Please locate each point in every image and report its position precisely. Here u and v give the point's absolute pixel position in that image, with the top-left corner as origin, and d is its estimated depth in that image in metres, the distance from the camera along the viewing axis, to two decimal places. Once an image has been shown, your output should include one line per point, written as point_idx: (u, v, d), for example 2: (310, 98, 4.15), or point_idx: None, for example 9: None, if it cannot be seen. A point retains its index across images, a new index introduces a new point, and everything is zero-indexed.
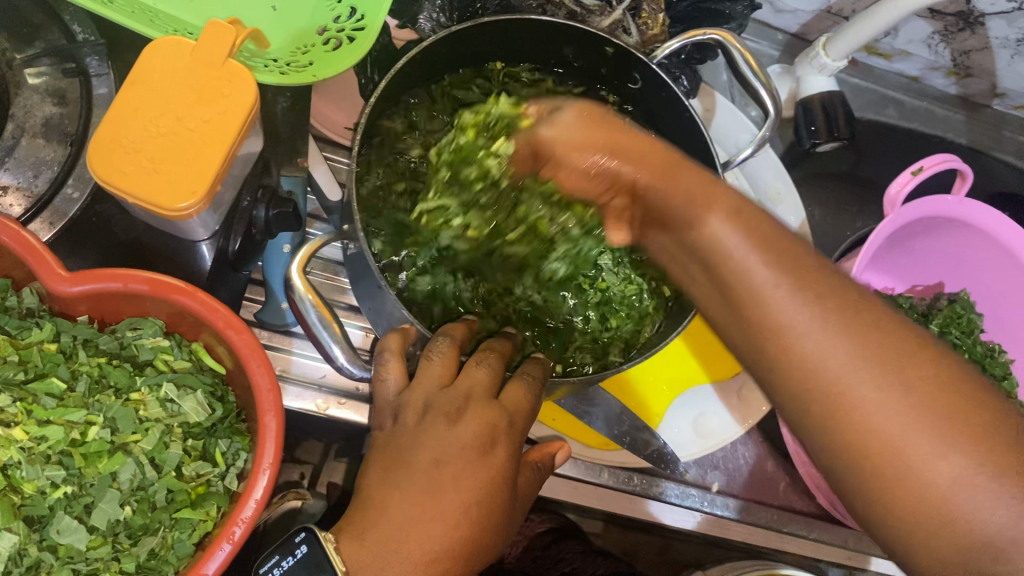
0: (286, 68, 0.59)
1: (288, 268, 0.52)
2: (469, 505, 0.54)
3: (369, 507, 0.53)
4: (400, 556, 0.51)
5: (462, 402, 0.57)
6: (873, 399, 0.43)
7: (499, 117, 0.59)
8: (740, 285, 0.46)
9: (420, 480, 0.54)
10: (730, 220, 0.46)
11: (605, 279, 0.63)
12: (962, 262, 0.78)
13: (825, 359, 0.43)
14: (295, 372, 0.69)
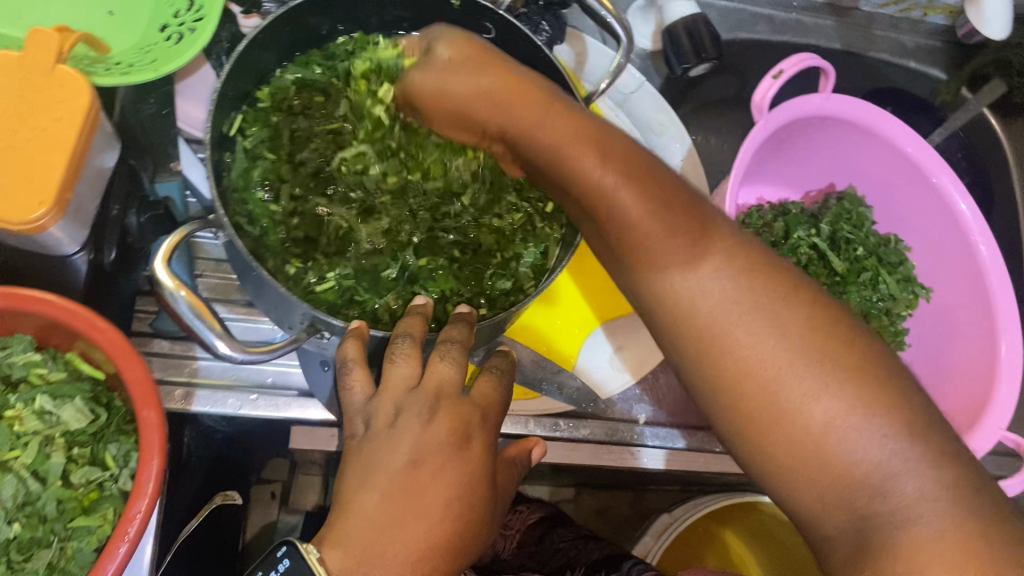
0: (127, 69, 0.58)
1: (151, 263, 0.52)
2: (450, 502, 0.53)
3: (342, 511, 0.52)
4: (387, 558, 0.50)
5: (432, 401, 0.56)
6: (740, 324, 0.48)
7: (383, 61, 0.66)
8: (630, 241, 0.50)
9: (400, 482, 0.52)
10: (601, 160, 0.50)
11: (493, 214, 0.65)
12: (845, 162, 0.82)
13: (729, 315, 0.48)
14: (203, 376, 0.69)
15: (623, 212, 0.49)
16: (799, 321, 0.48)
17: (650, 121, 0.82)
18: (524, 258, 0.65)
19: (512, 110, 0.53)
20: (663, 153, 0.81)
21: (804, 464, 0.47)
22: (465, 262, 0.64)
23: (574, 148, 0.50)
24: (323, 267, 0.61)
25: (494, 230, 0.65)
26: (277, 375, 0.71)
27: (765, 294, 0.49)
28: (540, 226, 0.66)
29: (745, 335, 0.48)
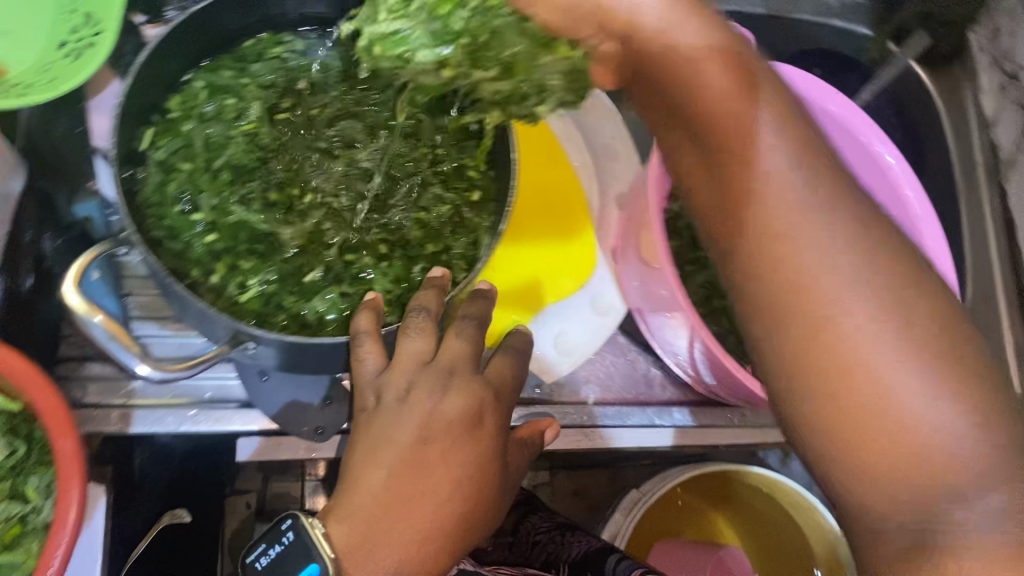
0: (23, 88, 0.57)
1: (60, 287, 0.51)
2: (454, 484, 0.60)
3: (352, 483, 0.59)
4: (391, 535, 0.57)
5: (447, 375, 0.62)
6: (849, 297, 0.47)
7: None
8: (741, 181, 0.50)
9: (405, 459, 0.59)
10: (771, 109, 0.50)
11: (420, 206, 0.64)
12: None
13: (828, 269, 0.47)
14: (141, 397, 0.68)
15: (799, 139, 0.50)
16: (889, 305, 0.47)
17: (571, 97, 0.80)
18: (454, 250, 0.64)
19: (643, 21, 0.51)
20: (592, 131, 0.80)
21: (892, 463, 0.46)
22: (393, 259, 0.63)
23: (704, 60, 0.50)
24: (244, 277, 0.60)
25: (421, 224, 0.64)
26: (217, 389, 0.70)
27: (876, 275, 0.47)
28: (469, 216, 0.65)
29: (846, 317, 0.47)
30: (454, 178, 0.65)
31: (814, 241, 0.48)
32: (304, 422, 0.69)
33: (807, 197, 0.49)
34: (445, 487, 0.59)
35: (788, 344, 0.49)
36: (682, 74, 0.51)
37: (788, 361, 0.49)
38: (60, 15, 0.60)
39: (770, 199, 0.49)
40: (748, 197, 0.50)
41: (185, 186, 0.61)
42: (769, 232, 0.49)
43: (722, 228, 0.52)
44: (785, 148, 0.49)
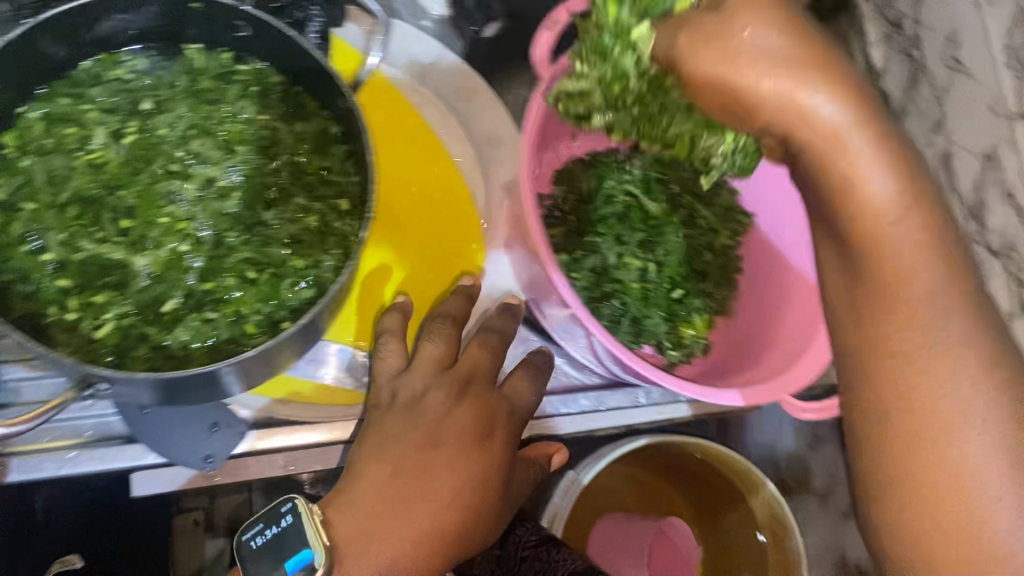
0: None
1: None
2: (458, 491, 0.61)
3: (352, 475, 0.60)
4: (387, 533, 0.57)
5: (465, 382, 0.66)
6: (943, 397, 0.47)
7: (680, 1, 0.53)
8: (873, 253, 0.46)
9: (410, 461, 0.61)
10: (886, 173, 0.44)
11: (284, 220, 0.62)
12: None
13: (941, 331, 0.47)
14: (19, 444, 0.65)
15: (925, 223, 0.46)
16: (992, 401, 0.47)
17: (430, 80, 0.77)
18: (324, 263, 0.60)
19: (796, 124, 0.44)
20: (474, 119, 0.77)
21: (952, 560, 0.47)
22: (259, 281, 0.60)
23: (869, 165, 0.44)
24: (97, 308, 0.57)
25: (286, 239, 0.61)
26: (99, 428, 0.67)
27: (989, 372, 0.47)
28: (336, 225, 0.62)
29: (955, 424, 0.47)
30: (317, 187, 0.63)
31: (941, 375, 0.47)
32: (192, 451, 0.66)
33: (922, 296, 0.47)
34: (443, 492, 0.61)
35: (879, 448, 0.49)
36: (824, 157, 0.44)
37: (873, 455, 0.50)
38: None
39: (895, 264, 0.46)
40: (867, 279, 0.48)
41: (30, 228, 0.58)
42: (891, 301, 0.47)
43: (847, 313, 0.50)
44: (915, 228, 0.46)
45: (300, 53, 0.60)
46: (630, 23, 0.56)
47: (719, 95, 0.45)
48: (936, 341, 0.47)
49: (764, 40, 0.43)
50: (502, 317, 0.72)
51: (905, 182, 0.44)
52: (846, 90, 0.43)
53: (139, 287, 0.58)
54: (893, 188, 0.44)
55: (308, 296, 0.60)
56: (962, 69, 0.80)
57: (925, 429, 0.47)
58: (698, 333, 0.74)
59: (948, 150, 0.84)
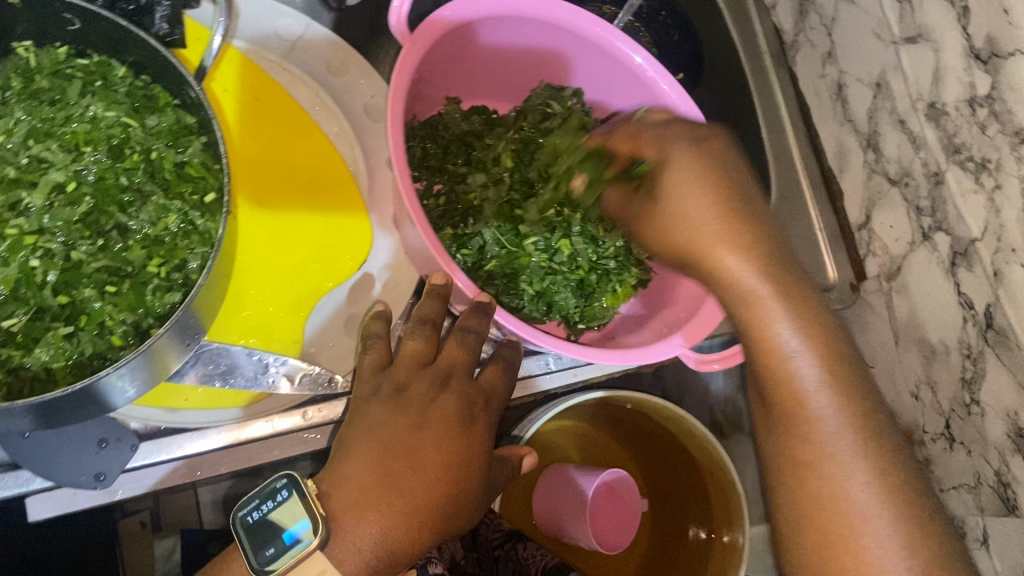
0: None
1: None
2: (448, 465, 0.59)
3: (342, 452, 0.59)
4: (383, 502, 0.56)
5: (444, 376, 0.64)
6: (855, 484, 0.53)
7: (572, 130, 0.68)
8: (793, 376, 0.54)
9: (400, 439, 0.59)
10: (741, 255, 0.53)
11: (143, 223, 0.59)
12: (541, 57, 0.73)
13: (856, 493, 0.53)
14: None
15: (818, 339, 0.54)
16: (884, 503, 0.52)
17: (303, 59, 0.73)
18: (191, 263, 0.59)
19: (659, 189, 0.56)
20: (347, 93, 0.74)
21: None
22: (119, 288, 0.58)
23: (723, 251, 0.53)
24: None
25: (148, 241, 0.59)
26: None
27: (875, 466, 0.54)
28: (199, 221, 0.59)
29: (867, 524, 0.52)
30: (177, 182, 0.60)
31: (826, 458, 0.54)
32: (80, 470, 0.63)
33: (857, 487, 0.53)
34: (435, 469, 0.58)
35: (809, 509, 0.54)
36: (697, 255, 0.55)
37: (787, 506, 0.56)
38: None
39: (811, 406, 0.54)
40: (762, 365, 0.56)
41: None
42: (808, 488, 0.55)
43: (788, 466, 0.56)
44: (816, 348, 0.54)
45: (138, 41, 0.56)
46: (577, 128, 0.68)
47: (668, 239, 0.55)
48: (854, 495, 0.53)
49: (697, 207, 0.54)
50: (479, 316, 0.65)
51: (818, 346, 0.54)
52: (763, 264, 0.53)
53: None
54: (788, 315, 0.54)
55: (174, 299, 0.57)
56: None
57: (816, 473, 0.54)
58: (610, 308, 0.70)
59: (840, 81, 0.82)
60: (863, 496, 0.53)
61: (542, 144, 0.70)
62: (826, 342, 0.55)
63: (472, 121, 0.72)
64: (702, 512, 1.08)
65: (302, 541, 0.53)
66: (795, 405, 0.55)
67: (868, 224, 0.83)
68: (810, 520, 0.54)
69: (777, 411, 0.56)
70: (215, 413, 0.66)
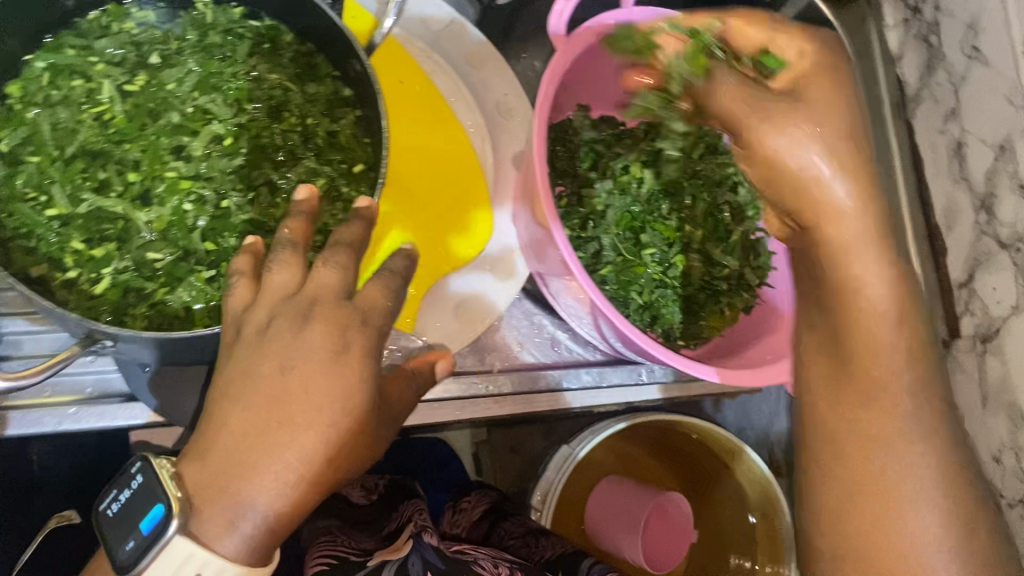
0: None
1: None
2: (328, 410, 0.49)
3: (208, 424, 0.48)
4: (255, 472, 0.47)
5: (309, 307, 0.51)
6: (918, 522, 0.46)
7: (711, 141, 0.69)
8: (862, 349, 0.49)
9: (262, 398, 0.48)
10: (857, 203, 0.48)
11: (291, 181, 0.62)
12: None
13: (921, 524, 0.46)
14: (22, 397, 0.64)
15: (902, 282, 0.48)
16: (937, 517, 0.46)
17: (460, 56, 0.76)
18: (332, 226, 0.61)
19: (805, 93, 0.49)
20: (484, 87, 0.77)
21: None
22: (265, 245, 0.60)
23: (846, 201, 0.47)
24: (96, 264, 0.58)
25: (293, 201, 0.62)
26: (98, 384, 0.66)
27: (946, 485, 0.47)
28: (345, 189, 0.62)
29: (937, 562, 0.46)
30: (328, 147, 0.63)
31: (894, 447, 0.48)
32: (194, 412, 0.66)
33: (909, 493, 0.47)
34: (309, 416, 0.48)
35: (850, 525, 0.48)
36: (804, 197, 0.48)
37: (833, 513, 0.49)
38: None
39: (879, 371, 0.48)
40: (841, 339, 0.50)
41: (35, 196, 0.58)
42: (858, 494, 0.48)
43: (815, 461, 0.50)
44: (892, 321, 0.48)
45: (313, 10, 0.58)
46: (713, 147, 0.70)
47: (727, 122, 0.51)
48: (908, 468, 0.47)
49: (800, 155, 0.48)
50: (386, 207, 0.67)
51: (898, 303, 0.48)
52: (871, 207, 0.48)
53: (142, 247, 0.59)
54: (889, 285, 0.48)
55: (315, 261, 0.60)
56: (980, 58, 0.79)
57: (880, 496, 0.47)
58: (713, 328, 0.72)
59: (961, 139, 0.83)
60: (920, 456, 0.48)
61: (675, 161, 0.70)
62: (884, 316, 0.48)
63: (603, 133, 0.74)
64: (741, 543, 1.09)
65: (163, 525, 0.46)
66: (855, 356, 0.49)
67: (969, 284, 0.84)
68: (861, 549, 0.47)
69: (807, 378, 0.52)
70: None
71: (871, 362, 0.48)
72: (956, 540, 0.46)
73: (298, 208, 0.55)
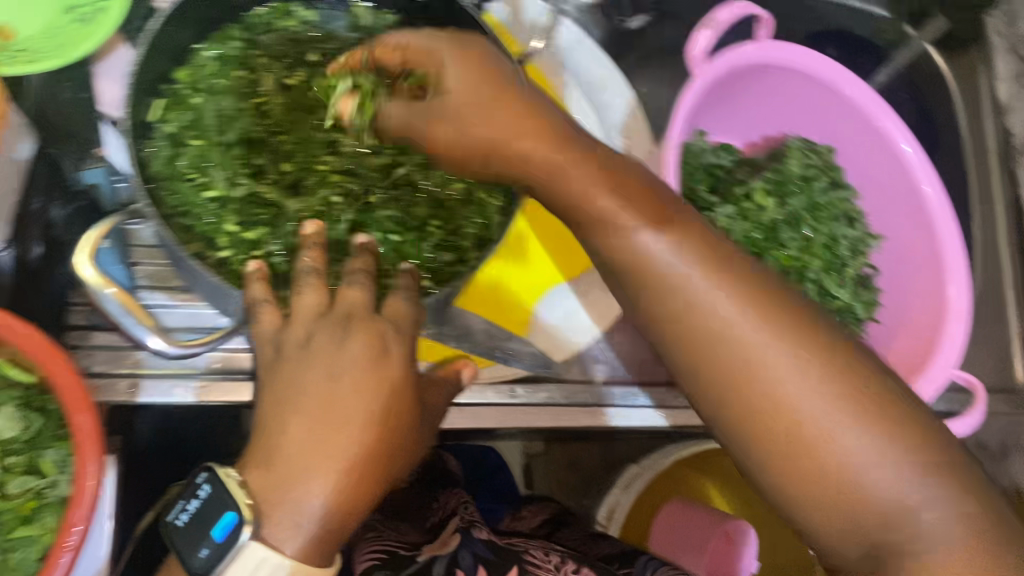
0: (33, 57, 0.55)
1: (75, 262, 0.50)
2: (374, 412, 0.53)
3: (268, 432, 0.52)
4: (314, 472, 0.50)
5: (346, 321, 0.55)
6: (848, 439, 0.45)
7: (823, 165, 0.74)
8: (672, 303, 0.48)
9: (314, 403, 0.52)
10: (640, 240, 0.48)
11: (429, 182, 0.64)
12: (799, 111, 0.78)
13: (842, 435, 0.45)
14: (152, 367, 0.67)
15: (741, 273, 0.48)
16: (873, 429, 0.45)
17: (591, 75, 0.80)
18: (468, 228, 0.63)
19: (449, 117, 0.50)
20: (605, 108, 0.80)
21: (826, 511, 0.46)
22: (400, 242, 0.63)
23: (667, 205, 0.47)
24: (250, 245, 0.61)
25: (432, 202, 0.64)
26: (223, 360, 0.69)
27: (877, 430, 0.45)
28: (481, 196, 0.64)
29: (832, 428, 0.45)
30: None
31: (851, 434, 0.45)
32: None
33: (842, 462, 0.45)
34: (359, 419, 0.52)
35: (768, 436, 0.47)
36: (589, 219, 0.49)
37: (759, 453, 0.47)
38: None
39: (750, 349, 0.47)
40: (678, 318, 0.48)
41: (193, 178, 0.61)
42: (787, 442, 0.46)
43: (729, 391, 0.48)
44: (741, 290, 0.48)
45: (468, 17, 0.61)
46: (827, 167, 0.74)
47: (460, 149, 0.50)
48: (871, 468, 0.45)
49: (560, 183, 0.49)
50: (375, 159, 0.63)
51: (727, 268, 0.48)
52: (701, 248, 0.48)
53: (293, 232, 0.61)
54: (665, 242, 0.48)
55: (449, 258, 0.63)
56: None
57: (776, 415, 0.46)
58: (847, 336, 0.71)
59: None
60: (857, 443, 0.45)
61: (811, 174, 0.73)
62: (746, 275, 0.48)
63: (720, 157, 0.75)
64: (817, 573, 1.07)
65: (236, 533, 0.48)
66: (740, 403, 0.47)
67: None
68: (844, 513, 0.46)
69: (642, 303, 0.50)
70: None
71: (747, 367, 0.47)
72: (930, 472, 0.45)
73: (310, 240, 0.56)
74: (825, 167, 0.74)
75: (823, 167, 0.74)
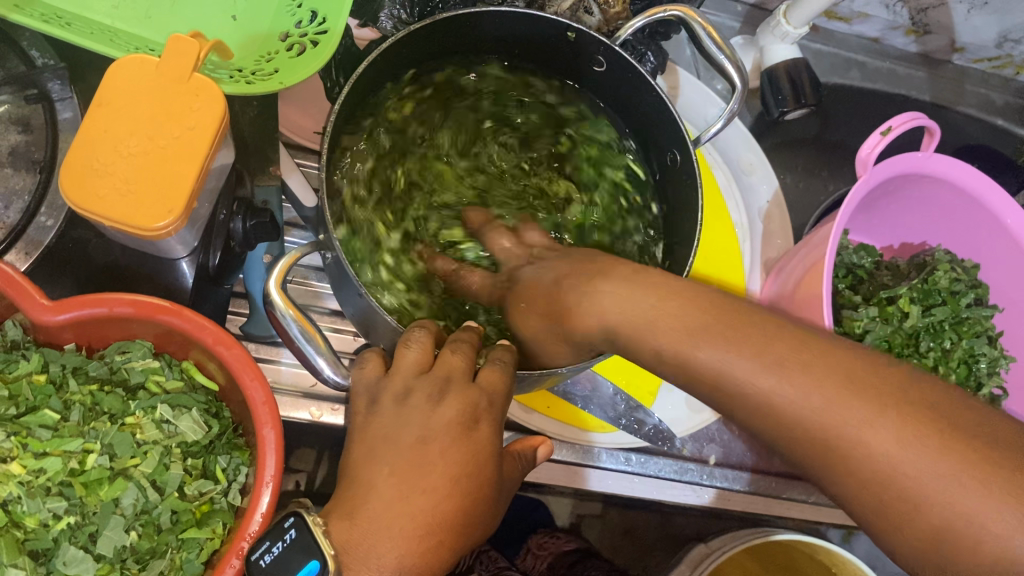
0: (251, 78, 0.57)
1: (265, 284, 0.52)
2: (457, 478, 0.50)
3: (354, 485, 0.49)
4: (392, 532, 0.48)
5: (441, 385, 0.52)
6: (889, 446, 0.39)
7: (972, 279, 0.75)
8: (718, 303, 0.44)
9: (403, 459, 0.50)
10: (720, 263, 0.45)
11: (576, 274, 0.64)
12: (947, 223, 0.77)
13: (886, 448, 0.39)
14: (286, 382, 0.69)
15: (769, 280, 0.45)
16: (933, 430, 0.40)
17: (740, 160, 0.81)
18: None
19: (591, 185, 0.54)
20: (750, 193, 0.82)
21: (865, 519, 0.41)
22: None
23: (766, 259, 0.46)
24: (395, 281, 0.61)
25: None
26: None
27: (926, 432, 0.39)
28: None
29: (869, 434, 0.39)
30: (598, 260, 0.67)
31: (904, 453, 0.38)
32: None
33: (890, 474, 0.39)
34: (442, 485, 0.49)
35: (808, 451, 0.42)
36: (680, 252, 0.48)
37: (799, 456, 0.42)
38: (286, 9, 0.61)
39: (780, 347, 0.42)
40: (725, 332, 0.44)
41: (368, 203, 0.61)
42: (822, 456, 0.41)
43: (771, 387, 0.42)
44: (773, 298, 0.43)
45: (655, 95, 0.61)
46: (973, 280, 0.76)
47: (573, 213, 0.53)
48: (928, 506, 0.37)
49: (644, 292, 0.47)
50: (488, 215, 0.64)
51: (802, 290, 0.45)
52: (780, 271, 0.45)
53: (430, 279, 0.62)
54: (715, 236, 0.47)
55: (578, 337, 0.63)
56: None
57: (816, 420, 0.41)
58: None
59: None
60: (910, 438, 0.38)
61: (960, 283, 0.74)
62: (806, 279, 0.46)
63: (862, 258, 0.77)
64: None
65: None
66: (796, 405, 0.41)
67: None
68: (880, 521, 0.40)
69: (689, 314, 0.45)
70: (551, 417, 0.74)
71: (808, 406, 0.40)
72: None
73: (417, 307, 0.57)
74: (969, 280, 0.75)
75: (972, 281, 0.75)
